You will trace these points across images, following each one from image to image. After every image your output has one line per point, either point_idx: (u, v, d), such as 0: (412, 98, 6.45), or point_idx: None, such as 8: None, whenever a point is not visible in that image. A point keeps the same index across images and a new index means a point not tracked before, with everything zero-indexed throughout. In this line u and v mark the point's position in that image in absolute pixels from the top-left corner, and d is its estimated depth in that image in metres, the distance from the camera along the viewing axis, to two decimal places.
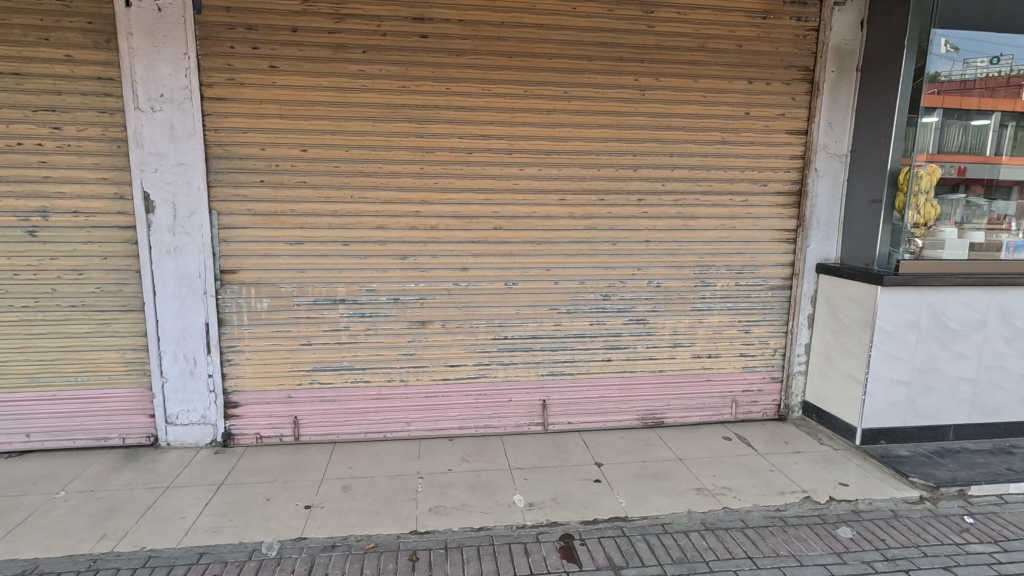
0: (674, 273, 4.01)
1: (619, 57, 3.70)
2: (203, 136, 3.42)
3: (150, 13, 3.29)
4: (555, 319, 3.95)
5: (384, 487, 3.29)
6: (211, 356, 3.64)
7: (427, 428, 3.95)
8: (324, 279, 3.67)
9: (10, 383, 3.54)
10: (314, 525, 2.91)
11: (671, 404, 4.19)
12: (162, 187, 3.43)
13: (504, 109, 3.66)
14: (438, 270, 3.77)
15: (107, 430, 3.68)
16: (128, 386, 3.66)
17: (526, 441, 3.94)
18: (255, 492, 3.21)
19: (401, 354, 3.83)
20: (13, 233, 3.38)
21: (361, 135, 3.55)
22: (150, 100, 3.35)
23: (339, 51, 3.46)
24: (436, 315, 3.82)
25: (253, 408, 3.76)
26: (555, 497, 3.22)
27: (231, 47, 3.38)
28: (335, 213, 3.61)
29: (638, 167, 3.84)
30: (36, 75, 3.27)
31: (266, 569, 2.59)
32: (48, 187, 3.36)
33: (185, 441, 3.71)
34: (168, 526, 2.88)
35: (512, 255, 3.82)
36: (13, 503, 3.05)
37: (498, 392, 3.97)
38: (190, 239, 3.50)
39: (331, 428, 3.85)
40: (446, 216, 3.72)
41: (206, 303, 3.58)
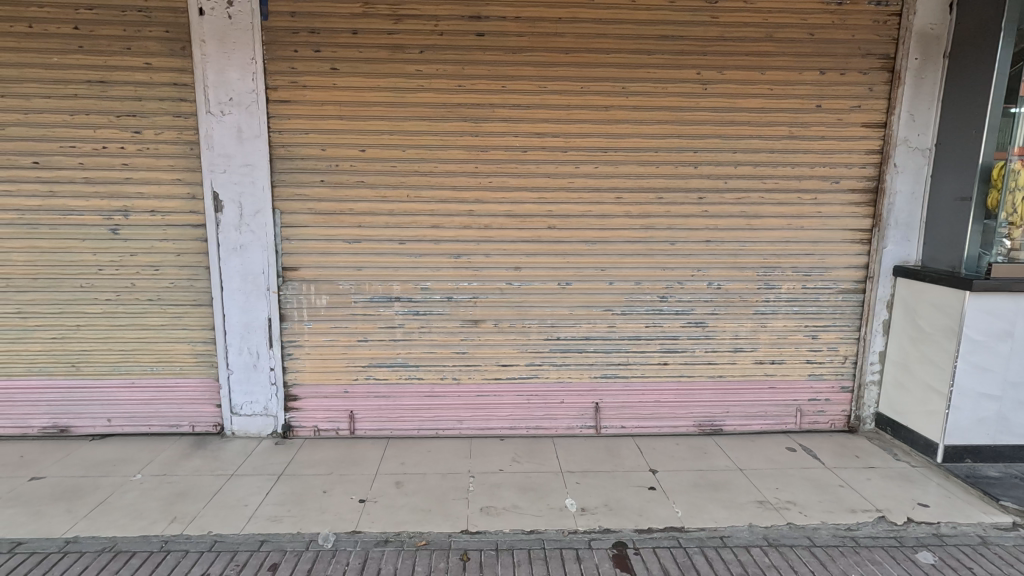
0: (736, 274, 3.83)
1: (680, 50, 3.57)
2: (267, 137, 3.54)
3: (221, 20, 3.42)
4: (609, 321, 3.86)
5: (436, 485, 3.31)
6: (273, 350, 3.77)
7: (478, 427, 3.95)
8: (381, 277, 3.73)
9: (95, 371, 3.80)
10: (368, 520, 2.95)
11: (730, 411, 4.02)
12: (230, 187, 3.57)
13: (560, 106, 3.60)
14: (492, 269, 3.75)
15: (178, 418, 3.88)
16: (198, 377, 3.84)
17: (577, 444, 3.87)
18: (313, 484, 3.30)
19: (454, 352, 3.84)
20: (98, 231, 3.61)
21: (417, 135, 3.58)
22: (220, 104, 3.49)
23: (397, 51, 3.50)
24: (488, 314, 3.81)
25: (312, 401, 3.87)
26: (608, 502, 3.14)
27: (294, 51, 3.48)
28: (391, 213, 3.66)
29: (698, 164, 3.69)
30: (119, 83, 3.48)
31: (322, 560, 2.64)
32: (129, 188, 3.58)
33: (248, 431, 3.87)
34: (231, 513, 3.00)
35: (566, 254, 3.76)
36: (95, 483, 3.27)
37: (549, 393, 3.92)
38: (255, 237, 3.63)
39: (384, 423, 3.91)
40: (499, 215, 3.70)
41: (268, 299, 3.71)
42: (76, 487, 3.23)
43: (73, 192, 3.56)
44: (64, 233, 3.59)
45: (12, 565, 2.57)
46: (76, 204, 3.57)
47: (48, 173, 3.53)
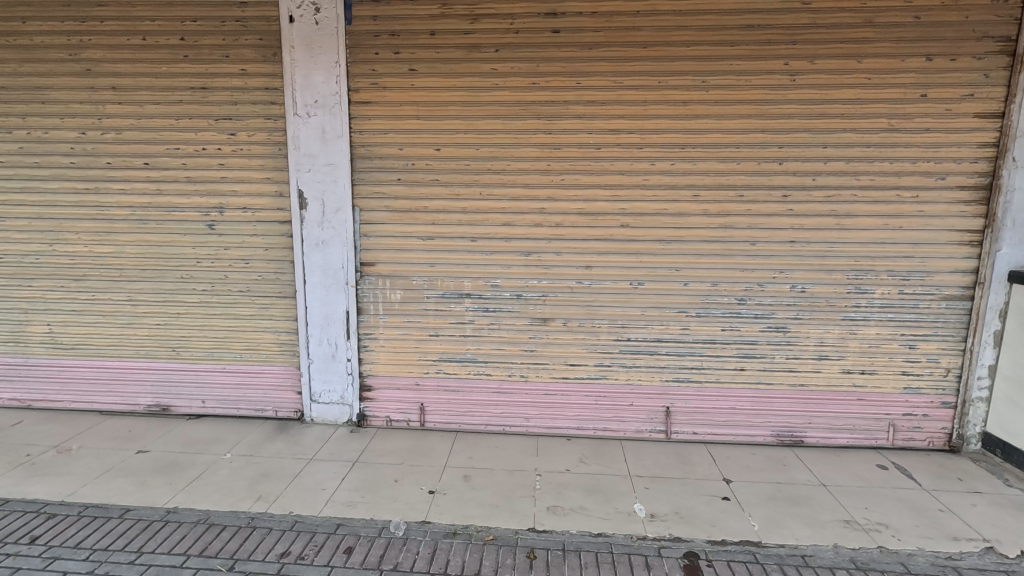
0: (823, 277, 3.60)
1: (766, 40, 3.38)
2: (349, 137, 3.69)
3: (309, 26, 3.59)
4: (683, 323, 3.73)
5: (503, 481, 3.33)
6: (351, 342, 3.92)
7: (545, 426, 3.94)
8: (453, 274, 3.80)
9: (192, 356, 4.11)
10: (437, 511, 3.01)
11: (812, 422, 3.78)
12: (314, 186, 3.75)
13: (636, 102, 3.51)
14: (562, 267, 3.73)
15: (263, 403, 4.13)
16: (281, 365, 4.07)
17: (646, 448, 3.77)
18: (385, 472, 3.41)
19: (523, 350, 3.85)
20: (197, 226, 3.90)
21: (490, 133, 3.61)
22: (306, 106, 3.67)
23: (472, 51, 3.55)
24: (557, 313, 3.79)
25: (385, 392, 4.01)
26: (678, 510, 3.04)
27: (375, 54, 3.61)
28: (463, 210, 3.72)
29: (783, 160, 3.49)
30: (218, 89, 3.74)
31: (393, 547, 2.72)
32: (224, 186, 3.84)
33: (326, 418, 4.06)
34: (310, 496, 3.15)
35: (639, 254, 3.67)
36: (191, 459, 3.54)
37: (618, 395, 3.85)
38: (335, 233, 3.80)
39: (453, 417, 3.99)
40: (571, 213, 3.66)
41: (347, 293, 3.86)
42: (175, 462, 3.50)
43: (177, 190, 3.87)
44: (168, 228, 3.92)
45: (122, 529, 2.83)
46: (179, 202, 3.88)
47: (156, 173, 3.85)
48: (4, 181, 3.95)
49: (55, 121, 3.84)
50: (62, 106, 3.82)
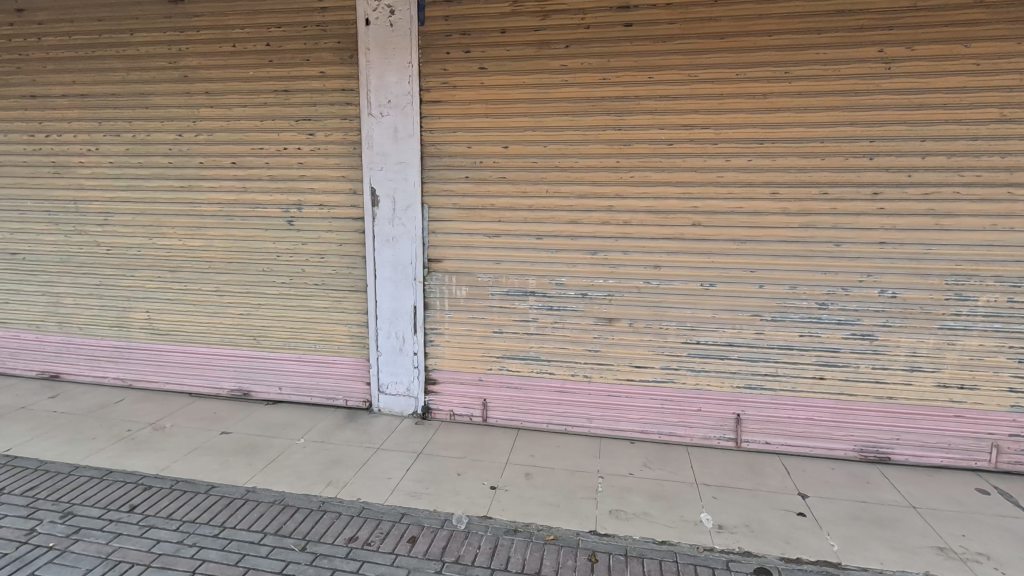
0: (916, 282, 3.31)
1: (858, 26, 3.15)
2: (420, 136, 3.77)
3: (384, 28, 3.69)
4: (757, 327, 3.56)
5: (564, 481, 3.30)
6: (417, 336, 4.02)
7: (608, 428, 3.87)
8: (518, 271, 3.81)
9: (271, 344, 4.35)
10: (499, 507, 3.03)
11: (901, 438, 3.50)
12: (385, 184, 3.86)
13: (711, 95, 3.37)
14: (629, 267, 3.64)
15: (335, 392, 4.31)
16: (351, 356, 4.23)
17: (714, 456, 3.63)
18: (448, 465, 3.47)
19: (587, 350, 3.80)
20: (278, 222, 4.12)
21: (558, 130, 3.58)
22: (380, 106, 3.78)
23: (542, 47, 3.53)
24: (624, 313, 3.71)
25: (449, 386, 4.08)
26: (748, 523, 2.90)
27: (446, 53, 3.66)
28: (529, 208, 3.71)
29: (874, 155, 3.24)
30: (299, 91, 3.92)
31: (456, 539, 2.76)
32: (303, 184, 4.03)
33: (392, 409, 4.19)
34: (377, 484, 3.25)
35: (711, 254, 3.53)
36: (268, 442, 3.75)
37: (685, 399, 3.72)
38: (405, 229, 3.90)
39: (515, 414, 4.00)
40: (640, 211, 3.57)
41: (415, 288, 3.95)
42: (254, 444, 3.72)
43: (260, 188, 4.10)
44: (252, 224, 4.16)
45: (208, 504, 3.03)
46: (262, 198, 4.11)
47: (242, 172, 4.10)
48: (112, 180, 4.33)
49: (155, 124, 4.16)
50: (161, 110, 4.13)
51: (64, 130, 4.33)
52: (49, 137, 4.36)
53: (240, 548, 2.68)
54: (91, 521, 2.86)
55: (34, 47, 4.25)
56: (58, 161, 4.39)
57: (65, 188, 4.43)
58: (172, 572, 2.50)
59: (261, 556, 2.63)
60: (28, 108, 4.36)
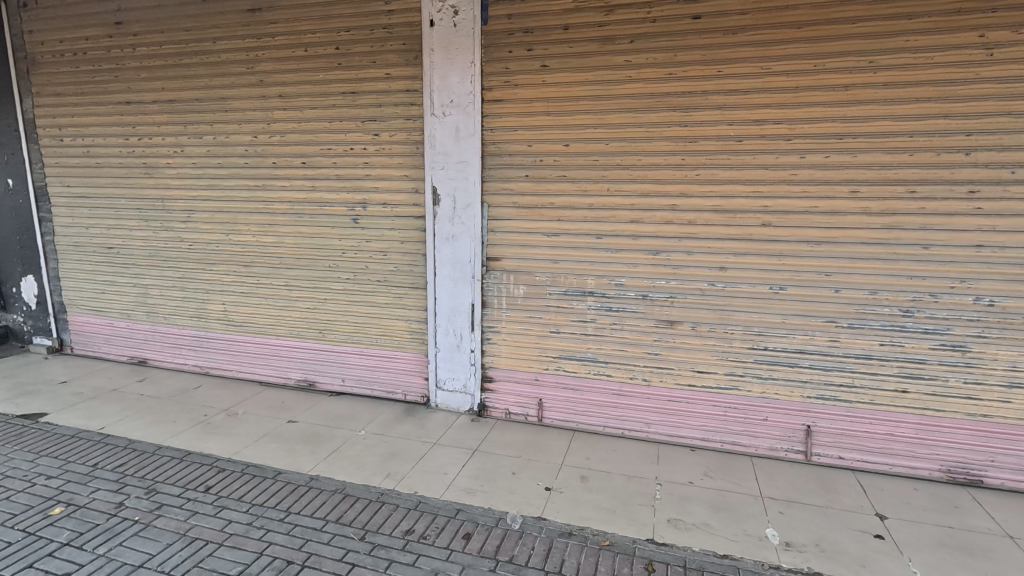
0: (1018, 290, 3.01)
1: (955, 9, 2.89)
2: (481, 135, 3.79)
3: (447, 29, 3.74)
4: (832, 334, 3.34)
5: (620, 486, 3.24)
6: (475, 334, 4.05)
7: (667, 434, 3.76)
8: (577, 271, 3.75)
9: (335, 338, 4.50)
10: (553, 509, 3.00)
11: (995, 460, 3.20)
12: (446, 182, 3.91)
13: (786, 89, 3.20)
14: (693, 268, 3.51)
15: (394, 386, 4.42)
16: (410, 352, 4.31)
17: (781, 469, 3.45)
18: (503, 464, 3.47)
19: (646, 353, 3.70)
20: (344, 220, 4.26)
21: (621, 128, 3.50)
22: (442, 106, 3.83)
23: (606, 43, 3.46)
24: (686, 316, 3.59)
25: (505, 385, 4.09)
26: (819, 542, 2.73)
27: (509, 52, 3.66)
28: (590, 206, 3.65)
29: (971, 150, 2.97)
30: (365, 92, 4.03)
31: (510, 539, 2.76)
32: (368, 183, 4.15)
33: (449, 405, 4.24)
34: (433, 479, 3.30)
35: (781, 255, 3.34)
36: (331, 433, 3.89)
37: (751, 408, 3.56)
38: (464, 228, 3.93)
39: (571, 416, 3.95)
40: (705, 211, 3.44)
41: (473, 286, 3.98)
42: (318, 434, 3.87)
43: (328, 187, 4.26)
44: (320, 221, 4.33)
45: (275, 489, 3.18)
46: (329, 197, 4.27)
47: (312, 171, 4.27)
48: (195, 180, 4.62)
49: (234, 127, 4.40)
50: (240, 114, 4.37)
51: (154, 133, 4.65)
52: (142, 141, 4.71)
53: (304, 533, 2.78)
54: (171, 498, 3.06)
55: (129, 57, 4.59)
56: (149, 162, 4.73)
57: (154, 188, 4.76)
58: (242, 552, 2.64)
59: (322, 542, 2.72)
60: (124, 114, 4.71)
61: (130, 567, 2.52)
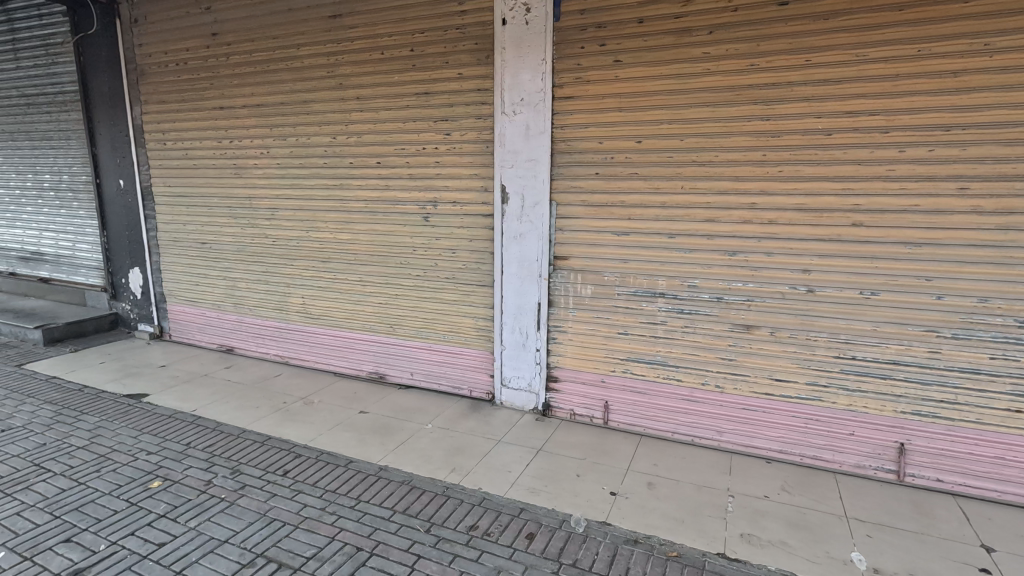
0: None
1: None
2: (551, 133, 3.76)
3: (520, 27, 3.73)
4: (931, 345, 3.05)
5: (690, 495, 3.11)
6: (541, 333, 4.03)
7: (741, 444, 3.58)
8: (647, 271, 3.65)
9: (405, 333, 4.63)
10: (618, 514, 2.94)
11: None
12: (515, 181, 3.91)
13: (883, 77, 2.95)
14: (773, 270, 3.32)
15: (461, 381, 4.48)
16: (477, 349, 4.36)
17: (869, 488, 3.19)
18: (567, 465, 3.44)
19: (720, 358, 3.54)
20: (416, 218, 4.37)
21: (697, 122, 3.36)
22: (513, 105, 3.83)
23: (683, 35, 3.33)
24: (765, 320, 3.39)
25: (571, 386, 4.04)
26: (912, 571, 2.51)
27: (581, 47, 3.60)
28: (662, 205, 3.53)
29: None
30: (438, 93, 4.10)
31: (573, 542, 2.72)
32: (439, 182, 4.23)
33: (514, 403, 4.25)
34: (497, 476, 3.31)
35: (874, 258, 3.09)
36: (400, 425, 4.00)
37: (835, 421, 3.32)
38: (532, 226, 3.92)
39: (638, 420, 3.85)
40: (788, 209, 3.23)
41: (540, 284, 3.96)
42: (387, 426, 3.99)
43: (401, 186, 4.38)
44: (393, 219, 4.46)
45: (347, 476, 3.31)
46: (402, 196, 4.39)
47: (386, 171, 4.41)
48: (279, 179, 4.89)
49: (315, 129, 4.62)
50: (320, 116, 4.57)
51: (243, 136, 4.97)
52: (233, 143, 5.03)
53: (373, 522, 2.88)
54: (253, 479, 3.25)
55: (223, 64, 4.92)
56: (239, 163, 5.05)
57: (243, 187, 5.09)
58: (315, 535, 2.76)
59: (390, 532, 2.80)
60: (217, 118, 5.06)
61: (216, 542, 2.71)
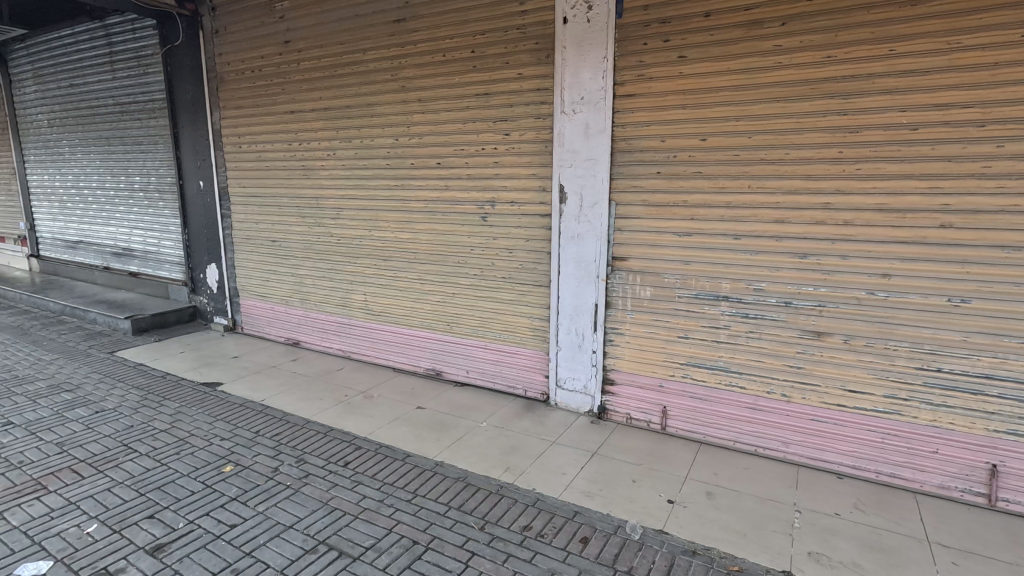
0: None
1: None
2: (611, 132, 3.70)
3: (581, 25, 3.69)
4: None
5: (753, 508, 2.98)
6: (597, 334, 3.97)
7: (810, 457, 3.39)
8: (709, 274, 3.52)
9: (461, 331, 4.69)
10: (676, 523, 2.85)
11: None
12: (574, 180, 3.88)
13: (979, 66, 2.71)
14: (848, 274, 3.13)
15: (516, 381, 4.49)
16: (532, 349, 4.35)
17: (954, 511, 2.95)
18: (623, 470, 3.37)
19: (787, 366, 3.38)
20: (474, 218, 4.42)
21: (767, 118, 3.22)
22: (573, 104, 3.80)
23: (754, 28, 3.19)
24: (837, 327, 3.21)
25: (628, 389, 3.96)
26: None
27: (644, 44, 3.53)
28: (727, 205, 3.40)
29: None
30: (498, 93, 4.13)
31: (629, 549, 2.66)
32: (497, 182, 4.26)
33: (569, 405, 4.22)
34: (552, 478, 3.30)
35: (965, 262, 2.85)
36: (455, 422, 4.05)
37: (917, 437, 3.09)
38: (591, 226, 3.87)
39: (697, 427, 3.73)
40: (866, 209, 3.03)
41: (597, 285, 3.91)
42: (443, 422, 4.05)
43: (460, 186, 4.44)
44: (451, 219, 4.53)
45: (404, 470, 3.39)
46: (461, 196, 4.45)
47: (445, 171, 4.48)
48: (344, 180, 5.07)
49: (378, 131, 4.75)
50: (383, 118, 4.70)
51: (312, 138, 5.18)
52: (302, 145, 5.26)
53: (429, 516, 2.93)
54: (316, 469, 3.39)
55: (294, 71, 5.15)
56: (307, 165, 5.28)
57: (311, 187, 5.31)
58: (374, 526, 2.84)
59: (445, 527, 2.84)
60: (288, 122, 5.30)
61: (282, 527, 2.84)
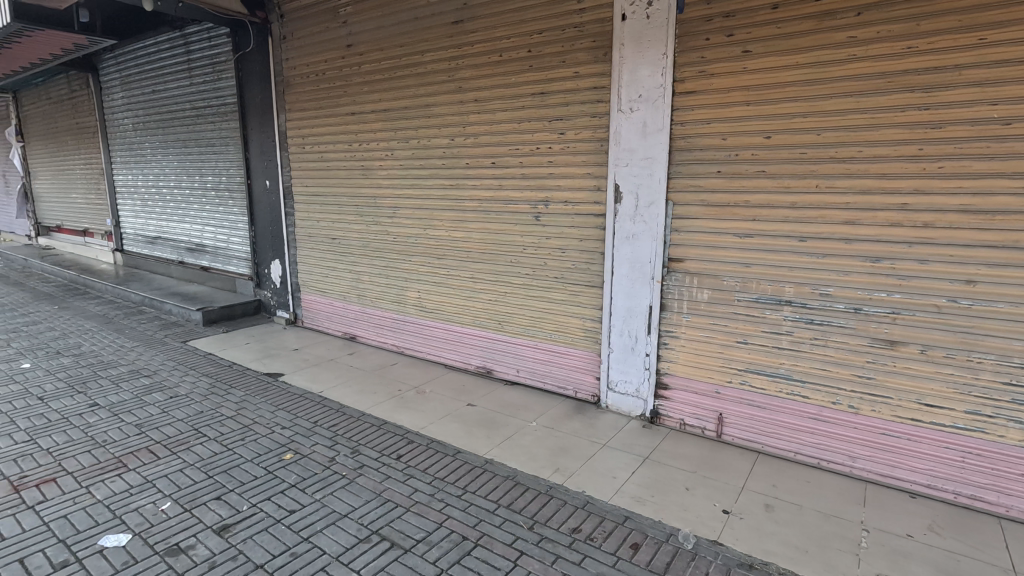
0: None
1: None
2: (669, 130, 3.61)
3: (640, 22, 3.62)
4: None
5: (815, 523, 2.84)
6: (651, 337, 3.89)
7: (879, 473, 3.20)
8: (771, 277, 3.38)
9: (513, 330, 4.70)
10: (731, 535, 2.76)
11: None
12: (630, 179, 3.81)
13: None
14: (926, 279, 2.92)
15: (566, 381, 4.47)
16: (584, 350, 4.31)
17: None
18: (676, 477, 3.29)
19: (856, 376, 3.19)
20: (527, 217, 4.42)
21: (839, 114, 3.05)
22: (630, 102, 3.73)
23: (826, 19, 3.03)
24: (912, 336, 3.00)
25: (682, 394, 3.86)
26: None
27: (706, 39, 3.42)
28: (793, 205, 3.25)
29: None
30: (553, 92, 4.11)
31: (681, 558, 2.59)
32: (552, 181, 4.24)
33: (620, 408, 4.15)
34: (603, 481, 3.25)
35: None
36: (505, 420, 4.07)
37: (1003, 458, 2.86)
38: (646, 227, 3.79)
39: (756, 436, 3.59)
40: (949, 210, 2.83)
41: (652, 287, 3.83)
42: (493, 420, 4.08)
43: (514, 185, 4.45)
44: (505, 218, 4.55)
45: (455, 466, 3.43)
46: (514, 195, 4.46)
47: (500, 171, 4.50)
48: (401, 179, 5.19)
49: (434, 131, 4.84)
50: (440, 118, 4.78)
51: (371, 139, 5.33)
52: (361, 146, 5.42)
53: (478, 513, 2.95)
54: (370, 461, 3.48)
55: (356, 73, 5.32)
56: (366, 165, 5.44)
57: (369, 187, 5.47)
58: (425, 520, 2.89)
59: (494, 525, 2.86)
60: (349, 123, 5.48)
61: (338, 515, 2.93)
